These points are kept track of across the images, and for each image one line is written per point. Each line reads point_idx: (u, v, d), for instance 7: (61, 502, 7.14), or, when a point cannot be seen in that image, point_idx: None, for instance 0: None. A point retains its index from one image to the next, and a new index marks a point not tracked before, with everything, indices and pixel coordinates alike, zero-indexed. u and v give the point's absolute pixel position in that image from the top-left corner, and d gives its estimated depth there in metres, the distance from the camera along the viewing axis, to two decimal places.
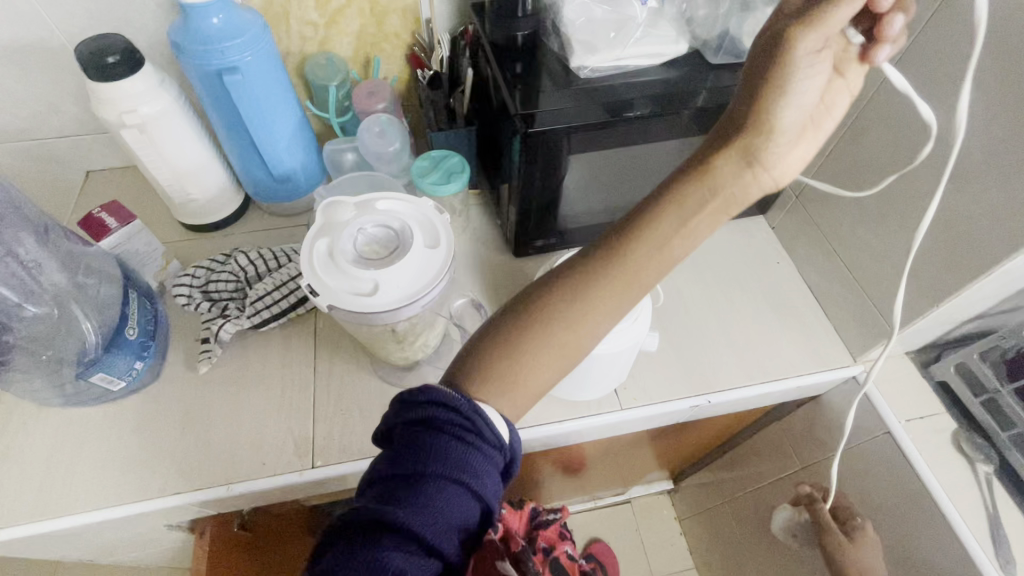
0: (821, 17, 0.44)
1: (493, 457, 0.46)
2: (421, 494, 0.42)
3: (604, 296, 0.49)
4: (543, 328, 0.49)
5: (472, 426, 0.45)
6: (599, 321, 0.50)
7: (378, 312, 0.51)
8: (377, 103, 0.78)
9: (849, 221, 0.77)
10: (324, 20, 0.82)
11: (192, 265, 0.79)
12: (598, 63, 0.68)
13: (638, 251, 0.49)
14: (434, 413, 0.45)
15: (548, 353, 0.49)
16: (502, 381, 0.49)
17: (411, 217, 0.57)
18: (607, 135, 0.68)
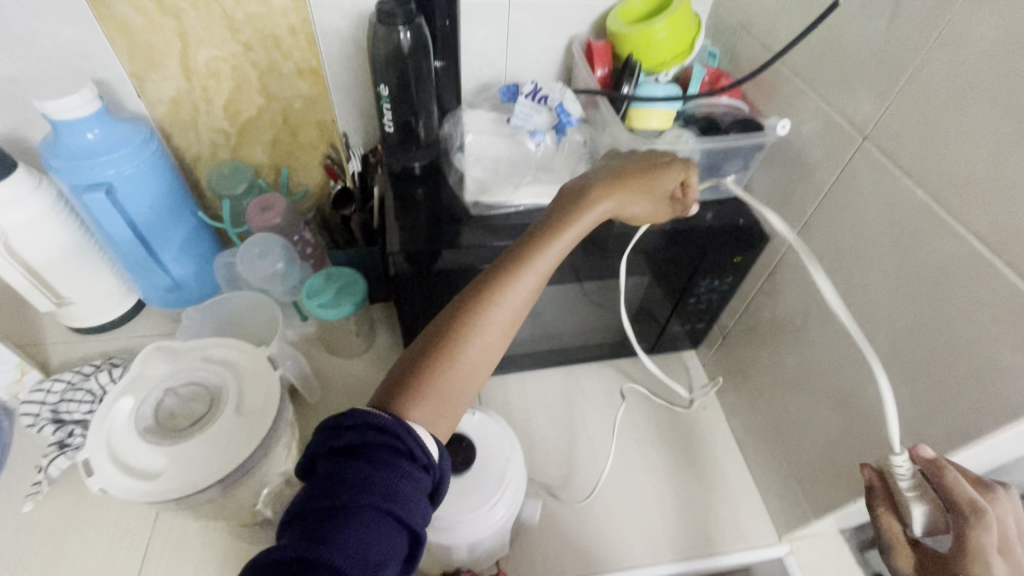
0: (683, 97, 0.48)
1: (426, 478, 0.36)
2: (339, 531, 0.31)
3: (530, 283, 0.43)
4: (475, 335, 0.41)
5: (402, 443, 0.36)
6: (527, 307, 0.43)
7: (168, 500, 0.43)
8: (271, 218, 0.73)
9: (772, 377, 0.69)
10: (234, 128, 0.79)
11: (51, 378, 0.71)
12: (488, 200, 0.63)
13: (562, 239, 0.44)
14: (361, 436, 0.35)
15: (486, 348, 0.41)
16: (434, 400, 0.39)
17: (236, 371, 0.50)
18: None
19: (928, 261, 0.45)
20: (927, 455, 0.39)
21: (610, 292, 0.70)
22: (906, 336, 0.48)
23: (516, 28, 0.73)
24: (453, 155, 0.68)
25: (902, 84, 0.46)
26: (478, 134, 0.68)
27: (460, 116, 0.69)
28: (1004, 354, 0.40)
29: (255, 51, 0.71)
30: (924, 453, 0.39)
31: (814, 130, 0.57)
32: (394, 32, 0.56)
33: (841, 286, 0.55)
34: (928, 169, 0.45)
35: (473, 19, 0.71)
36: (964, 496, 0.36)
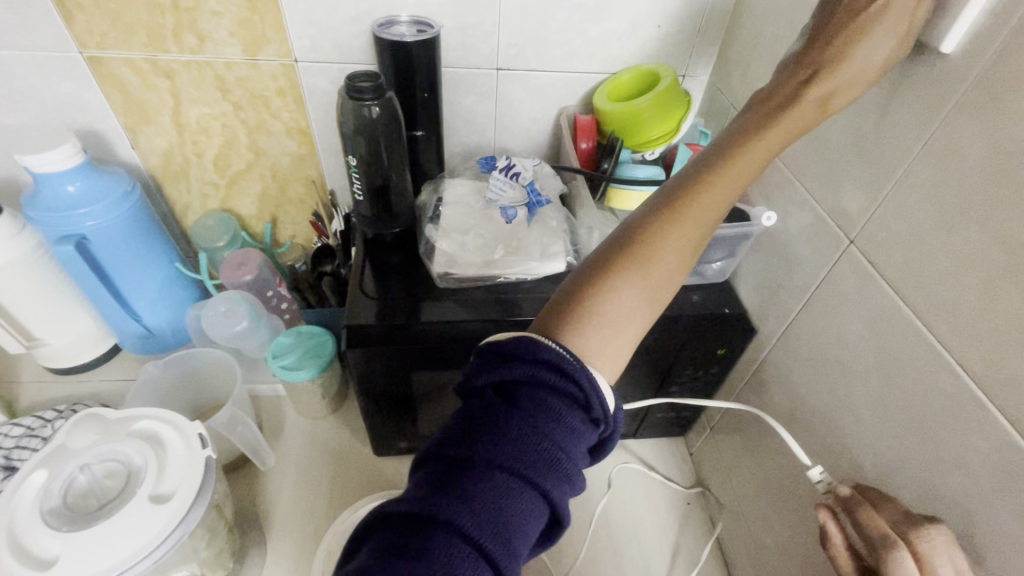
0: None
1: (588, 435, 0.33)
2: (487, 489, 0.28)
3: (708, 216, 0.39)
4: (657, 266, 0.37)
5: (576, 392, 0.32)
6: (702, 239, 0.39)
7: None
8: (244, 274, 0.74)
9: (758, 482, 0.63)
10: (223, 181, 0.79)
11: (10, 423, 0.70)
12: (455, 273, 0.61)
13: (735, 169, 0.40)
14: (530, 374, 0.32)
15: (650, 276, 0.37)
16: (611, 328, 0.36)
17: (163, 447, 0.47)
18: None
19: (918, 391, 0.40)
20: (846, 492, 0.42)
21: None
22: (896, 469, 0.42)
23: (503, 98, 0.72)
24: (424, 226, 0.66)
25: (888, 190, 0.42)
26: (449, 203, 0.66)
27: (443, 185, 0.69)
28: (1005, 518, 0.34)
29: (246, 111, 0.72)
30: (844, 489, 0.43)
31: (800, 224, 0.53)
32: (362, 105, 0.56)
33: (828, 398, 0.50)
34: (918, 287, 0.40)
35: (459, 88, 0.70)
36: (875, 528, 0.38)
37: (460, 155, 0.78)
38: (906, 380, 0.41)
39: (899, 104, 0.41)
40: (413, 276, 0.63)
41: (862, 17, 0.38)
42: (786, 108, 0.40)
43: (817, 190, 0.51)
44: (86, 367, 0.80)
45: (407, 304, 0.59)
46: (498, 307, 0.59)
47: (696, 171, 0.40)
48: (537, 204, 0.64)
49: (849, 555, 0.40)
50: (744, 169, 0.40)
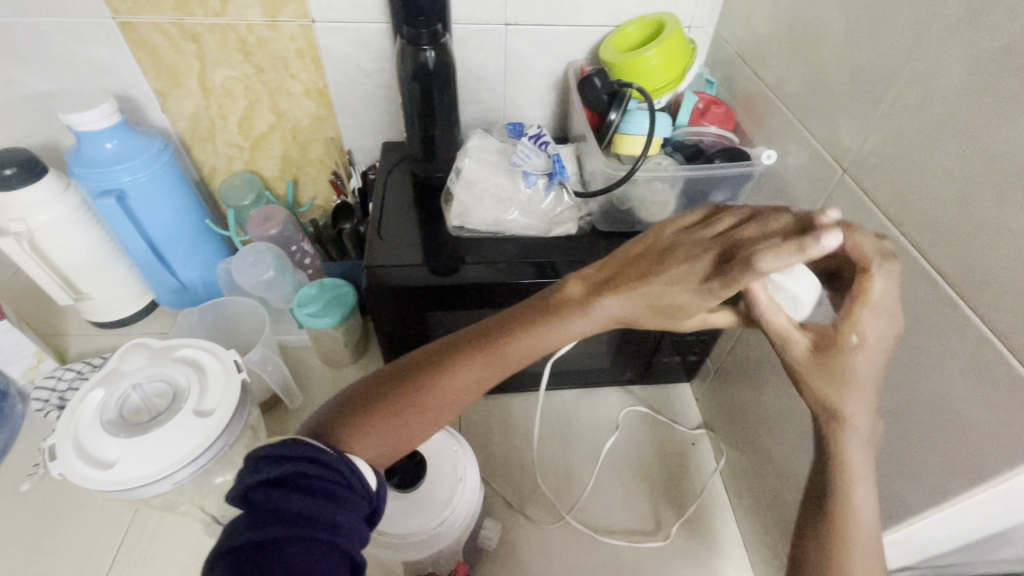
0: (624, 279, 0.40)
1: (361, 503, 0.35)
2: (274, 571, 0.29)
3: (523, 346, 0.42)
4: (405, 413, 0.41)
5: (331, 470, 0.34)
6: (478, 384, 0.43)
7: (118, 492, 0.45)
8: (269, 228, 0.78)
9: (758, 417, 0.66)
10: (248, 143, 0.84)
11: (64, 367, 0.76)
12: (470, 220, 0.64)
13: (517, 351, 0.42)
14: (288, 470, 0.33)
15: (413, 409, 0.41)
16: (370, 451, 0.40)
17: (202, 372, 0.52)
18: (506, 293, 0.62)
19: (900, 304, 0.42)
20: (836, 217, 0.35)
21: None
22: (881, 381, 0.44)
23: (513, 54, 0.74)
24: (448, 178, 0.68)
25: (877, 117, 0.44)
26: (474, 156, 0.66)
27: (472, 139, 0.69)
28: (975, 411, 0.36)
29: (267, 73, 0.76)
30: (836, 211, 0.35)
31: (799, 162, 0.55)
32: (420, 51, 0.59)
33: None
34: (902, 206, 0.42)
35: (471, 44, 0.73)
36: (752, 231, 0.37)
37: (472, 113, 0.81)
38: None
39: (895, 31, 0.42)
40: (429, 224, 0.67)
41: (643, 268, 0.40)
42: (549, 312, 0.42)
43: (815, 126, 0.52)
44: (129, 320, 0.87)
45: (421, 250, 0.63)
46: (511, 258, 0.63)
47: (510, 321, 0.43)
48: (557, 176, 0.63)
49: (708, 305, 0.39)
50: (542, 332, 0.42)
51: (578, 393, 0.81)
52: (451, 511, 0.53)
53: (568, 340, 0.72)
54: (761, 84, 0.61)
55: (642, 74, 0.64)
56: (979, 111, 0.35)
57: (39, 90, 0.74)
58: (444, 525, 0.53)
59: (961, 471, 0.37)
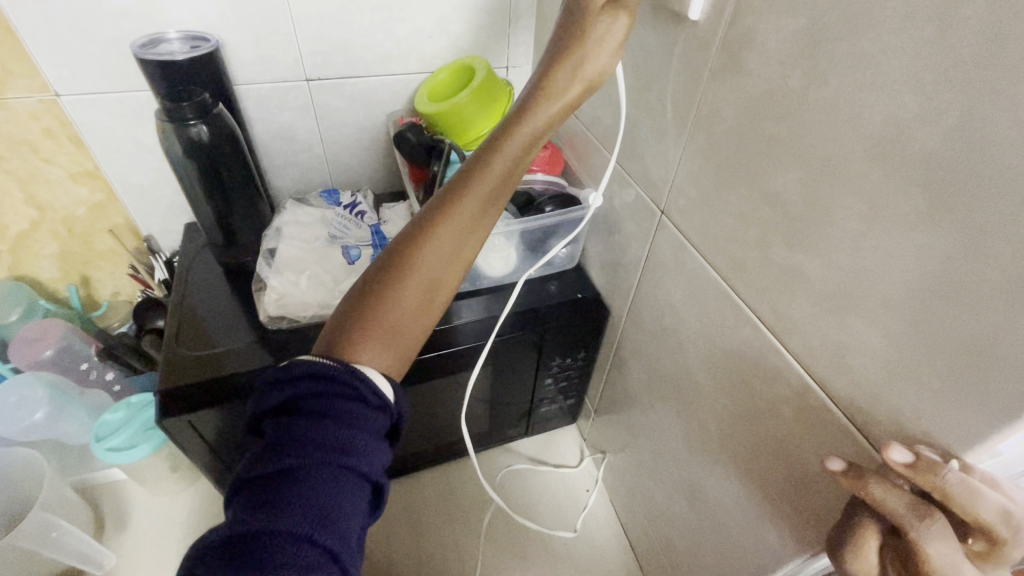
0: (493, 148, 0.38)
1: (382, 420, 0.31)
2: (295, 494, 0.26)
3: (480, 204, 0.37)
4: (404, 292, 0.35)
5: (346, 388, 0.30)
6: (464, 244, 0.37)
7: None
8: (41, 351, 0.63)
9: (634, 457, 0.63)
10: (4, 245, 0.67)
11: None
12: (287, 305, 0.53)
13: (474, 199, 0.37)
14: (303, 387, 0.30)
15: (415, 283, 0.35)
16: (389, 340, 0.34)
17: None
18: None
19: (726, 347, 0.41)
20: (909, 461, 0.24)
21: (450, 391, 0.62)
22: (727, 424, 0.43)
23: (323, 110, 0.67)
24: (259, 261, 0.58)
25: (678, 158, 0.43)
26: (288, 234, 0.58)
27: (286, 213, 0.61)
28: (811, 458, 0.35)
29: (8, 160, 0.61)
30: (948, 483, 0.23)
31: (624, 201, 0.54)
32: (186, 127, 0.50)
33: (669, 365, 0.51)
34: (713, 248, 0.41)
35: (269, 104, 0.64)
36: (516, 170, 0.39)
37: (291, 176, 0.72)
38: (719, 339, 0.42)
39: (675, 71, 0.41)
40: (245, 320, 0.56)
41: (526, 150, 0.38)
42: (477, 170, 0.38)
43: (629, 166, 0.51)
44: None
45: (227, 354, 0.52)
46: None
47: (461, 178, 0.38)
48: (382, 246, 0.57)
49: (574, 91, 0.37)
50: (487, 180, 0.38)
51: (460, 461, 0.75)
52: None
53: (435, 413, 0.65)
54: (578, 123, 0.60)
55: (462, 123, 0.60)
56: (755, 153, 0.34)
57: None
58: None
59: (810, 521, 0.36)
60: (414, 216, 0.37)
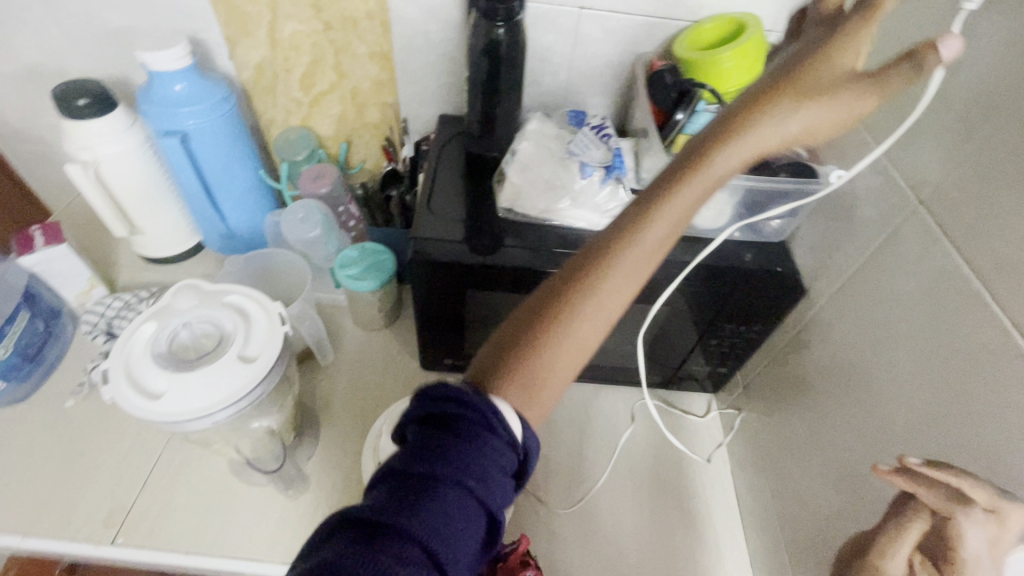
0: (672, 188, 0.39)
1: (510, 457, 0.34)
2: (422, 510, 0.29)
3: (648, 249, 0.39)
4: (562, 334, 0.38)
5: (483, 417, 0.33)
6: (627, 288, 0.39)
7: (178, 420, 0.47)
8: (321, 187, 0.78)
9: (781, 436, 0.65)
10: (307, 99, 0.84)
11: (114, 296, 0.81)
12: (518, 204, 0.64)
13: (635, 246, 0.39)
14: (445, 407, 0.34)
15: (573, 331, 0.38)
16: (541, 380, 0.37)
17: (250, 320, 0.54)
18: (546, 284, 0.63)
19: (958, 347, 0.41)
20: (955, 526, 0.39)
21: (626, 318, 0.68)
22: (925, 421, 0.43)
23: (582, 39, 0.73)
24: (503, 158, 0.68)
25: (969, 149, 0.42)
26: (533, 141, 0.66)
27: (531, 122, 0.68)
28: None
29: (335, 31, 0.76)
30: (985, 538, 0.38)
31: (871, 185, 0.53)
32: (491, 27, 0.59)
33: (867, 354, 0.51)
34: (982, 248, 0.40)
35: (541, 24, 0.71)
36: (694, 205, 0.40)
37: (532, 94, 0.79)
38: (950, 338, 0.42)
39: (1002, 59, 0.39)
40: (480, 205, 0.67)
41: (712, 169, 0.39)
42: (648, 212, 0.39)
43: (894, 150, 0.50)
44: (177, 257, 0.90)
45: (464, 227, 0.64)
46: (561, 249, 0.63)
47: (624, 224, 0.40)
48: (618, 171, 0.63)
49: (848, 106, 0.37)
50: (660, 216, 0.39)
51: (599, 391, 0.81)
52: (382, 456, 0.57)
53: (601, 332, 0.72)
54: None
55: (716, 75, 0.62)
56: None
57: (116, 24, 0.76)
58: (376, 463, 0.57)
59: (1000, 528, 0.36)
60: (565, 274, 0.40)
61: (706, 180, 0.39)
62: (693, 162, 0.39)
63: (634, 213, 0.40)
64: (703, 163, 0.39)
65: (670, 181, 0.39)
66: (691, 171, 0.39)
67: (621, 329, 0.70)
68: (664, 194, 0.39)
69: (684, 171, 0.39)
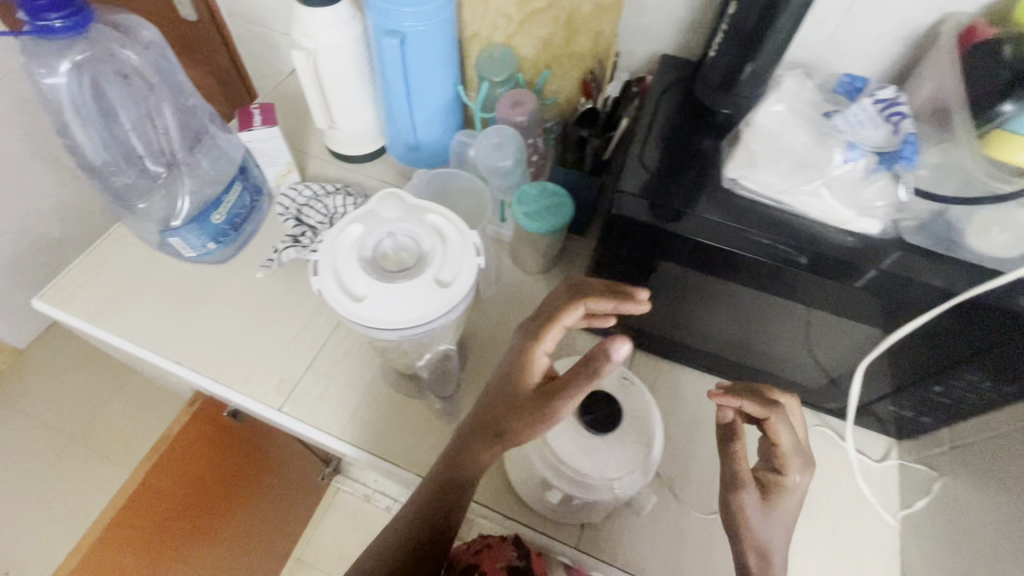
0: (546, 408, 0.47)
1: None
2: None
3: (479, 460, 0.52)
4: (419, 538, 0.53)
5: None
6: (461, 496, 0.54)
7: (373, 328, 0.49)
8: (518, 114, 0.73)
9: (999, 526, 0.53)
10: (518, 15, 0.78)
11: (305, 183, 0.86)
12: (750, 177, 0.55)
13: (497, 444, 0.50)
14: None
15: (415, 519, 0.54)
16: (425, 562, 0.53)
17: (446, 242, 0.53)
18: (756, 274, 0.55)
19: None
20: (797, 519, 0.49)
21: (830, 333, 0.59)
22: None
23: None
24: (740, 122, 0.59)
25: None
26: (791, 104, 0.57)
27: (785, 79, 0.57)
28: None
29: None
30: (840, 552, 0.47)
31: None
32: None
33: None
34: None
35: None
36: (552, 415, 0.47)
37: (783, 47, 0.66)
38: None
39: None
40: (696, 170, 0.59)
41: (516, 432, 0.49)
42: (473, 444, 0.52)
43: None
44: (360, 157, 0.93)
45: (679, 191, 0.57)
46: (783, 240, 0.54)
47: (492, 402, 0.51)
48: (903, 161, 0.52)
49: (620, 306, 0.51)
50: (499, 428, 0.50)
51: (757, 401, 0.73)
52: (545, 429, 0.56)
53: (789, 341, 0.64)
54: None
55: None
56: None
57: None
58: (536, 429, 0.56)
59: None
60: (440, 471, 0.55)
61: (537, 414, 0.47)
62: (553, 396, 0.47)
63: (475, 425, 0.52)
64: (556, 385, 0.47)
65: (528, 404, 0.48)
66: (539, 399, 0.48)
67: (807, 336, 0.61)
68: (541, 407, 0.47)
69: (547, 399, 0.47)
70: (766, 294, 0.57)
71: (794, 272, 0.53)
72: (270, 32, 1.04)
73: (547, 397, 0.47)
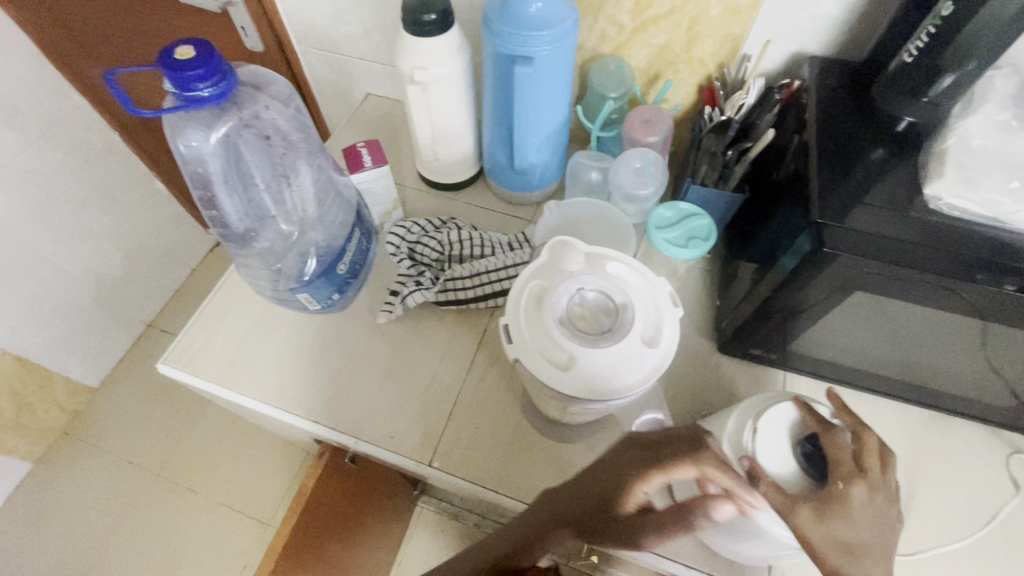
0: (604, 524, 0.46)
1: None
2: None
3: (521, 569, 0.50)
4: None
5: None
6: None
7: (578, 397, 0.46)
8: (650, 134, 0.70)
9: None
10: (633, 24, 0.72)
11: (412, 220, 0.83)
12: (966, 196, 0.50)
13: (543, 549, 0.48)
14: None
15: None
16: None
17: (638, 295, 0.49)
18: (975, 300, 0.50)
19: None
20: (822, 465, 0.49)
21: None
22: None
23: None
24: (938, 137, 0.54)
25: None
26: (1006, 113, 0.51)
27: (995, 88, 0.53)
28: None
29: None
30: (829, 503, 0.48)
31: None
32: None
33: None
34: None
35: None
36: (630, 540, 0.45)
37: None
38: None
39: None
40: (883, 188, 0.54)
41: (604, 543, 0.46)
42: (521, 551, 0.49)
43: None
44: (459, 185, 0.89)
45: (875, 215, 0.52)
46: (1005, 260, 0.48)
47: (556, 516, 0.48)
48: None
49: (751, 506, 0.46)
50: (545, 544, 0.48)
51: (928, 421, 0.69)
52: (753, 447, 0.50)
53: (986, 364, 0.58)
54: None
55: None
56: None
57: None
58: (741, 448, 0.51)
59: None
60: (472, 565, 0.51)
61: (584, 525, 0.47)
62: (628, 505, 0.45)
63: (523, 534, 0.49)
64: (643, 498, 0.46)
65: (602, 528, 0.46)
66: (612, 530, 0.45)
67: (993, 354, 0.56)
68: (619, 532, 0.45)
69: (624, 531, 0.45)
70: (946, 311, 0.53)
71: (968, 287, 0.49)
72: (345, 58, 1.00)
73: (617, 523, 0.45)
